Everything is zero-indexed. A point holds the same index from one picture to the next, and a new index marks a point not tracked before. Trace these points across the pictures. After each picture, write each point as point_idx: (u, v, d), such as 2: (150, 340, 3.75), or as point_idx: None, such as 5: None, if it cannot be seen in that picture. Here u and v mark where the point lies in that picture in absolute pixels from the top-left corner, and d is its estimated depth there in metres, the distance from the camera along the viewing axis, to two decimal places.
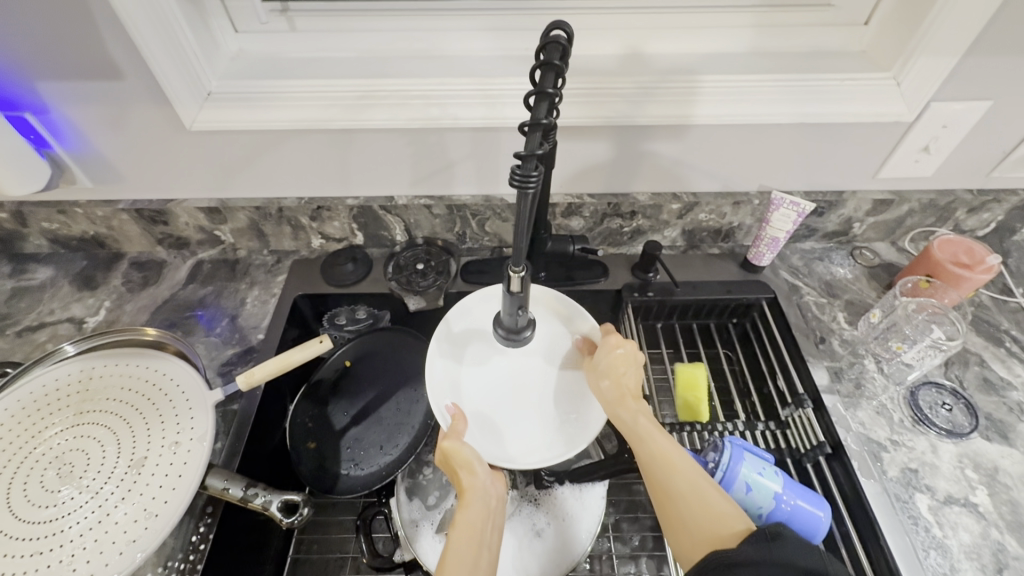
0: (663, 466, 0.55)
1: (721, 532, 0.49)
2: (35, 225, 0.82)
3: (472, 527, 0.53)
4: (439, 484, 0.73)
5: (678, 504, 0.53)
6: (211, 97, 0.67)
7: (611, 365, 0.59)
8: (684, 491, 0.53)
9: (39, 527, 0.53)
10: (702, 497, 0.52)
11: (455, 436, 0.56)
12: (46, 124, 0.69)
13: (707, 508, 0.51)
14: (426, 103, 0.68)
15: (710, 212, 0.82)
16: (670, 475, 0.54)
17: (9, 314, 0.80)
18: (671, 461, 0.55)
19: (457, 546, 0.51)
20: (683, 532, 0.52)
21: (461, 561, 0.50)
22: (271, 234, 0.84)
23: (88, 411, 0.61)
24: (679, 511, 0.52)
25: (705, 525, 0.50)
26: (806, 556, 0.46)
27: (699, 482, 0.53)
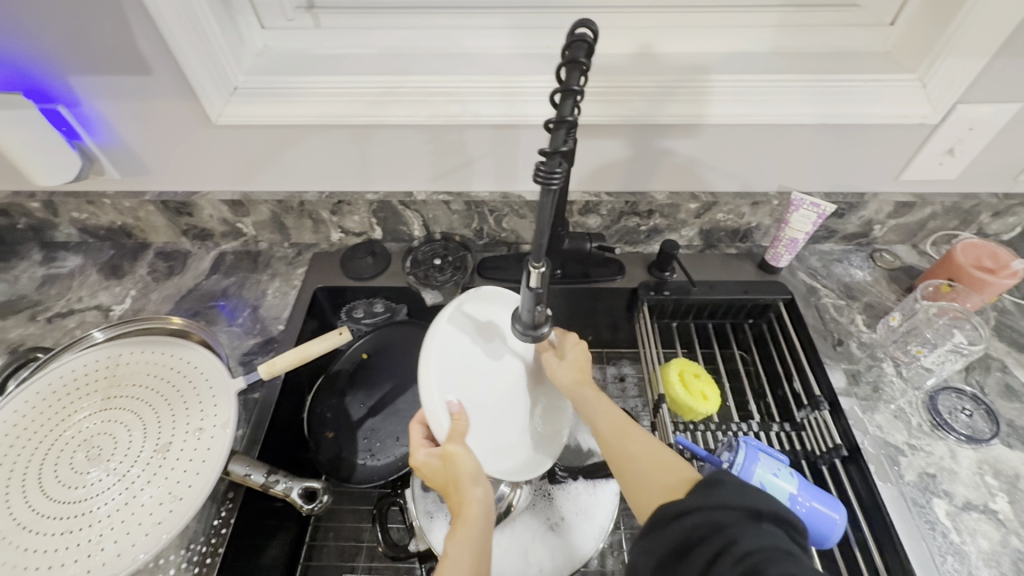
0: (621, 435, 0.59)
1: (677, 482, 0.52)
2: (65, 215, 0.84)
3: (472, 542, 0.52)
4: None
5: (637, 465, 0.56)
6: (238, 92, 0.69)
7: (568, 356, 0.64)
8: (640, 453, 0.57)
9: (70, 507, 0.55)
10: (654, 455, 0.56)
11: (458, 447, 0.53)
12: (78, 117, 0.71)
13: (661, 463, 0.55)
14: (447, 99, 0.69)
15: (728, 212, 0.82)
16: (624, 441, 0.58)
17: (40, 301, 0.82)
18: (627, 429, 0.59)
19: (455, 563, 0.50)
20: (642, 489, 0.54)
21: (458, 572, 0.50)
22: (292, 228, 0.86)
23: (115, 396, 0.62)
24: (638, 472, 0.55)
25: (663, 479, 0.53)
26: (739, 496, 0.46)
27: (654, 446, 0.57)
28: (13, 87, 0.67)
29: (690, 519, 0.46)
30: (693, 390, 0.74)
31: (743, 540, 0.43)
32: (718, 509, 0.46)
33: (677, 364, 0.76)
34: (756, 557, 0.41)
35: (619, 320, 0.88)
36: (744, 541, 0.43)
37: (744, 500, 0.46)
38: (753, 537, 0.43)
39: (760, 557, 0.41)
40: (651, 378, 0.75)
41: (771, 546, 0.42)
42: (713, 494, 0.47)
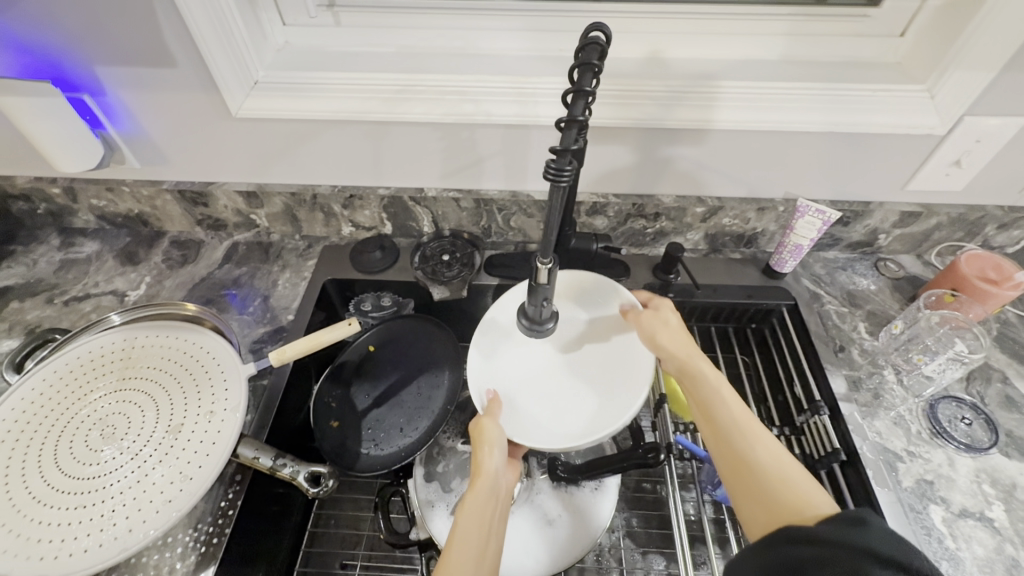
0: (741, 435, 0.54)
1: (806, 507, 0.48)
2: (85, 201, 0.86)
3: (482, 513, 0.54)
4: (458, 471, 0.75)
5: (758, 474, 0.51)
6: (257, 86, 0.70)
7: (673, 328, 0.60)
8: (764, 459, 0.52)
9: (83, 483, 0.56)
10: (786, 472, 0.51)
11: (490, 419, 0.58)
12: (102, 106, 0.73)
13: (791, 481, 0.50)
14: (461, 98, 0.70)
15: (734, 217, 0.83)
16: (747, 443, 0.53)
17: (57, 284, 0.84)
18: (750, 427, 0.54)
19: (464, 530, 0.52)
20: (766, 504, 0.49)
21: (467, 543, 0.51)
22: (304, 220, 0.87)
23: (130, 377, 0.64)
24: (761, 481, 0.51)
25: (791, 497, 0.49)
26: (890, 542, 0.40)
27: (779, 454, 0.53)
28: (40, 75, 0.69)
29: (822, 548, 0.42)
30: None
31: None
32: (855, 548, 0.40)
33: None
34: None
35: None
36: None
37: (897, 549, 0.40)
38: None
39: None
40: (657, 376, 0.77)
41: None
42: (854, 530, 0.42)
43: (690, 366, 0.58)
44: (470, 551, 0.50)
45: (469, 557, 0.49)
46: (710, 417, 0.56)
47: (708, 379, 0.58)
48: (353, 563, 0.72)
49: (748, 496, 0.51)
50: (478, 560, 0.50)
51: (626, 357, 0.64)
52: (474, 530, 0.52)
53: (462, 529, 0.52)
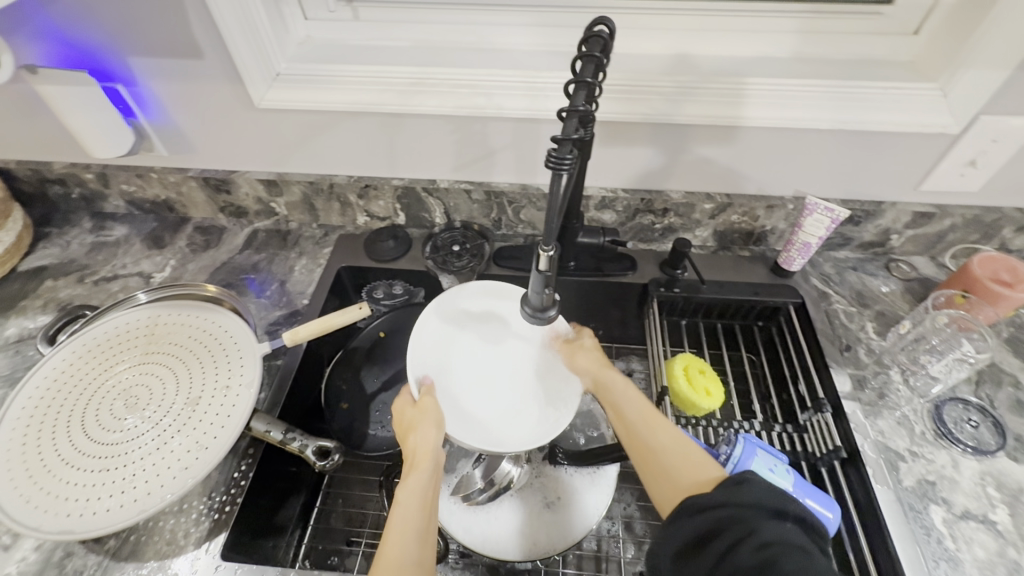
0: (647, 426, 0.59)
1: (703, 478, 0.53)
2: (116, 186, 0.91)
3: (422, 497, 0.55)
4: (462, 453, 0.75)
5: (662, 458, 0.56)
6: (279, 78, 0.73)
7: (587, 348, 0.64)
8: (666, 443, 0.57)
9: (107, 448, 0.60)
10: (683, 450, 0.56)
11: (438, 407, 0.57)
12: (134, 95, 0.77)
13: (688, 457, 0.55)
14: (473, 92, 0.72)
15: (743, 214, 0.83)
16: (650, 430, 0.59)
17: (89, 265, 0.89)
18: (655, 421, 0.60)
19: (408, 513, 0.53)
20: (670, 484, 0.54)
21: (407, 529, 0.52)
22: (321, 209, 0.90)
23: (153, 352, 0.68)
24: (664, 464, 0.56)
25: (691, 473, 0.54)
26: (768, 495, 0.47)
27: (679, 437, 0.58)
28: (80, 66, 0.73)
29: (713, 513, 0.47)
30: (697, 385, 0.75)
31: (762, 531, 0.44)
32: (743, 507, 0.46)
33: (681, 356, 0.77)
34: (772, 548, 0.42)
35: (629, 315, 0.90)
36: (762, 532, 0.44)
37: (772, 501, 0.47)
38: (776, 532, 0.44)
39: (780, 546, 0.42)
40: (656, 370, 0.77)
41: (790, 539, 0.43)
42: (738, 492, 0.48)
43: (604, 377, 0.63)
44: (415, 533, 0.52)
45: (414, 541, 0.51)
46: (621, 415, 0.61)
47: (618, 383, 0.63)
48: (358, 540, 0.74)
49: (657, 481, 0.56)
50: (421, 539, 0.52)
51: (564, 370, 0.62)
52: (417, 512, 0.54)
53: (405, 511, 0.53)
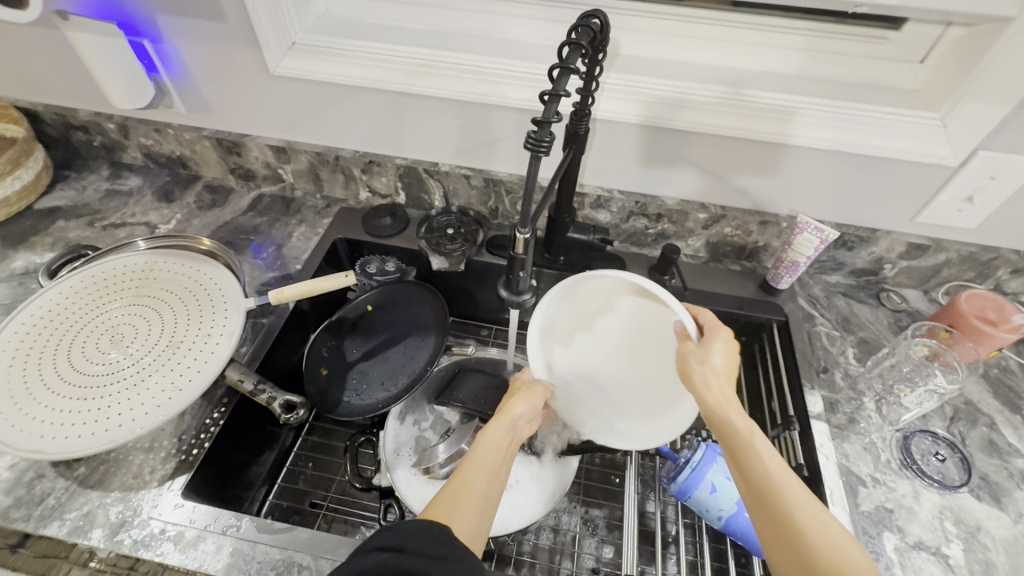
0: (776, 488, 0.49)
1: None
2: (135, 139, 0.95)
3: (497, 446, 0.60)
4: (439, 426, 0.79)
5: (796, 534, 0.46)
6: (295, 47, 0.76)
7: (712, 365, 0.55)
8: (802, 516, 0.47)
9: (89, 379, 0.62)
10: (825, 529, 0.46)
11: (544, 390, 0.68)
12: (159, 52, 0.81)
13: (833, 546, 0.45)
14: (478, 78, 0.74)
15: (736, 227, 0.83)
16: (782, 492, 0.49)
17: (101, 210, 0.93)
18: (789, 494, 0.49)
19: (481, 456, 0.57)
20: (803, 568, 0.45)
21: (481, 466, 0.56)
22: (326, 180, 0.93)
23: (145, 294, 0.70)
24: (802, 543, 0.46)
25: (832, 562, 0.44)
26: None
27: (825, 523, 0.47)
28: (110, 18, 0.77)
29: None
30: None
31: None
32: None
33: None
34: None
35: None
36: None
37: None
38: None
39: None
40: None
41: None
42: None
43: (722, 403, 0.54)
44: (485, 472, 0.56)
45: (487, 475, 0.55)
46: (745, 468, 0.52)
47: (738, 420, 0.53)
48: (322, 504, 0.75)
49: (787, 559, 0.46)
50: (491, 479, 0.56)
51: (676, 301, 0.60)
52: (492, 455, 0.58)
53: (484, 452, 0.58)
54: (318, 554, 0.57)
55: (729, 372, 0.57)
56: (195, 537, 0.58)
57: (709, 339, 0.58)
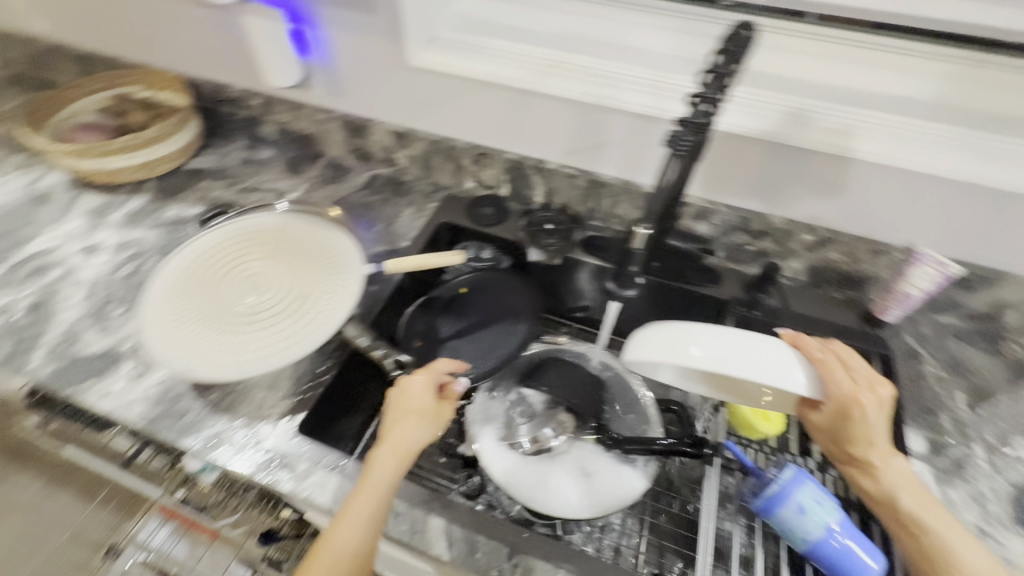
0: (935, 560, 0.54)
1: None
2: (274, 115, 1.05)
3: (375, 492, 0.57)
4: (525, 409, 0.75)
5: None
6: (433, 41, 0.82)
7: (844, 437, 0.60)
8: None
9: (230, 318, 0.70)
10: None
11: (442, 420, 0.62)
12: (312, 38, 0.90)
13: None
14: (602, 82, 0.77)
15: (843, 253, 0.82)
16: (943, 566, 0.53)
17: (239, 175, 1.04)
18: (948, 561, 0.53)
19: (356, 504, 0.56)
20: None
21: (355, 521, 0.55)
22: (437, 167, 0.99)
23: (278, 249, 0.78)
24: None
25: None
26: None
27: None
28: None
29: None
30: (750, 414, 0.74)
31: None
32: None
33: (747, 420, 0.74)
34: None
35: None
36: None
37: None
38: None
39: None
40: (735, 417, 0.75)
41: None
42: None
43: (863, 474, 0.60)
44: (354, 532, 0.55)
45: (355, 533, 0.55)
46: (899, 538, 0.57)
47: (883, 492, 0.58)
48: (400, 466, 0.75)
49: None
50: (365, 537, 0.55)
51: (761, 346, 0.57)
52: (376, 502, 0.56)
53: (362, 499, 0.57)
54: (412, 504, 0.61)
55: (870, 439, 0.59)
56: (306, 471, 0.63)
57: (846, 412, 0.59)
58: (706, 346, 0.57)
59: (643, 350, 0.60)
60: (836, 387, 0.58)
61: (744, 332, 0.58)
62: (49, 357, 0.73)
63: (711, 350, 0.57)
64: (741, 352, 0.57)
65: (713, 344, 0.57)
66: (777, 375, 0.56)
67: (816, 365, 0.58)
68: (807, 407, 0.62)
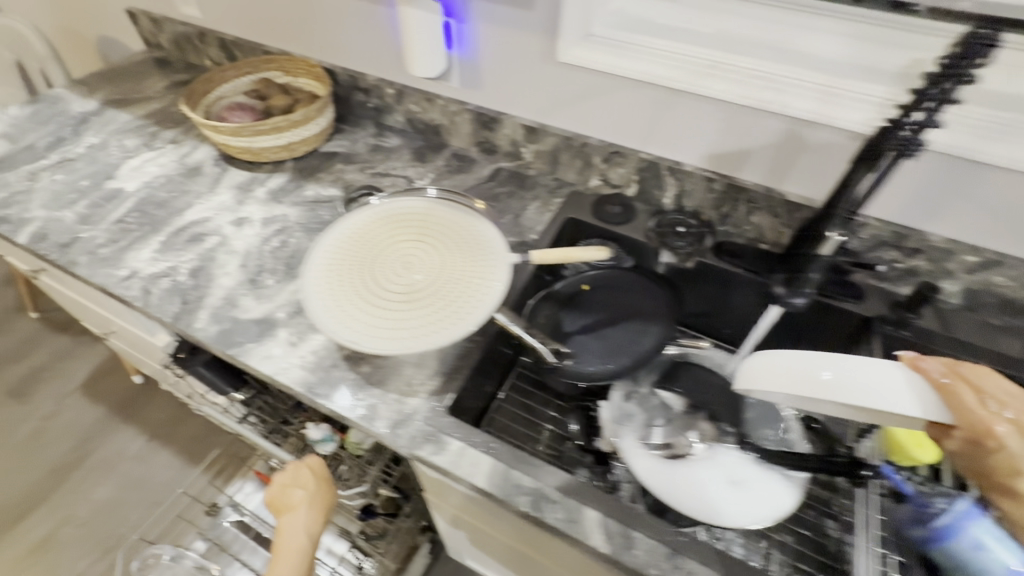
0: None
1: None
2: (405, 105, 1.09)
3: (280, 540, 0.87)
4: (660, 412, 0.75)
5: None
6: (588, 37, 0.82)
7: (986, 466, 0.53)
8: None
9: (387, 295, 0.72)
10: None
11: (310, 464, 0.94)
12: (459, 32, 0.93)
13: None
14: (765, 84, 0.75)
15: (1010, 277, 0.76)
16: None
17: (370, 160, 1.08)
18: None
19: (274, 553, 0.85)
20: None
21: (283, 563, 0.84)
22: (564, 164, 1.00)
23: (426, 233, 0.80)
24: None
25: None
26: None
27: None
28: None
29: None
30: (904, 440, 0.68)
31: None
32: None
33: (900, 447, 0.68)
34: None
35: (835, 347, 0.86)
36: None
37: None
38: None
39: None
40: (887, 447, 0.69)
41: None
42: None
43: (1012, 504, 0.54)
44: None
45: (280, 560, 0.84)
46: None
47: None
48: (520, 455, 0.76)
49: None
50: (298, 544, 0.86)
51: (895, 373, 0.52)
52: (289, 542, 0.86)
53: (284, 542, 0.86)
54: (567, 493, 0.61)
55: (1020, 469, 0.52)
56: (459, 449, 0.65)
57: (979, 442, 0.52)
58: (834, 371, 0.53)
59: (763, 381, 0.57)
60: (963, 417, 0.51)
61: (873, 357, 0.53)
62: (213, 318, 0.78)
63: (842, 374, 0.53)
64: (876, 377, 0.52)
65: (840, 373, 0.53)
66: (922, 405, 0.51)
67: (936, 394, 0.51)
68: (936, 432, 0.55)
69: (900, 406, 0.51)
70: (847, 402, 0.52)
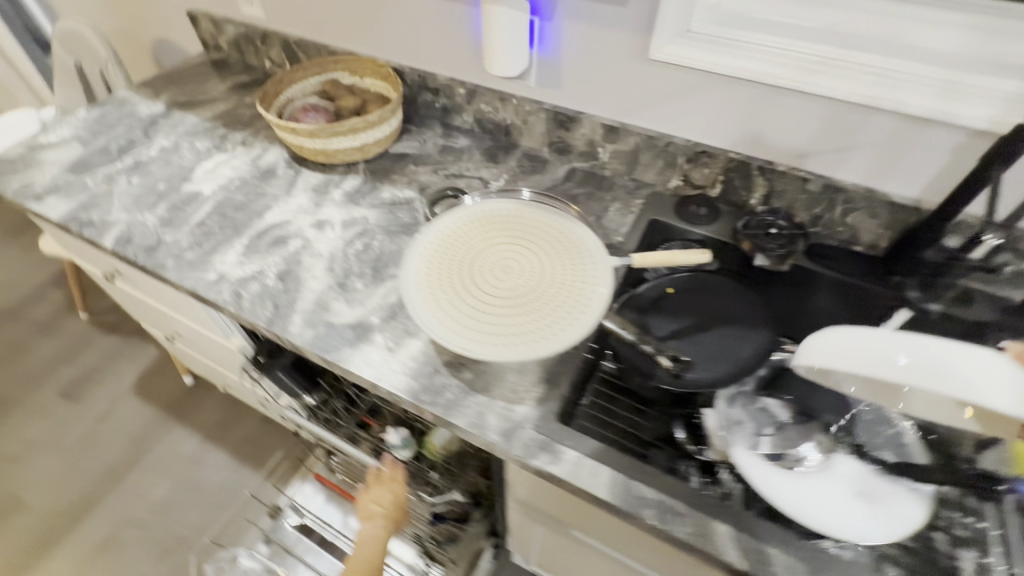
0: None
1: None
2: (476, 105, 1.07)
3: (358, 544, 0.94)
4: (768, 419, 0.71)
5: None
6: (687, 34, 0.80)
7: None
8: None
9: (490, 300, 0.71)
10: None
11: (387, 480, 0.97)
12: (542, 29, 0.91)
13: None
14: (879, 80, 0.72)
15: None
16: None
17: (442, 161, 1.06)
18: None
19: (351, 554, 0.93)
20: None
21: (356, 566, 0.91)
22: (643, 164, 0.98)
23: (520, 236, 0.79)
24: None
25: None
26: None
27: None
28: None
29: None
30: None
31: None
32: None
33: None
34: None
35: None
36: None
37: None
38: None
39: None
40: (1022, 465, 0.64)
41: None
42: None
43: None
44: None
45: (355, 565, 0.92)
46: None
47: None
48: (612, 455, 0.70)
49: None
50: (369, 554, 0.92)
51: (992, 362, 0.45)
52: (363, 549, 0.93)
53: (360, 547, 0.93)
54: None
55: None
56: (576, 459, 0.64)
57: None
58: (912, 354, 0.47)
59: (827, 355, 0.52)
60: None
61: (965, 344, 0.47)
62: (308, 323, 0.77)
63: (921, 358, 0.47)
64: (967, 364, 0.46)
65: (920, 354, 0.47)
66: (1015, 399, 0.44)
67: None
68: None
69: (988, 397, 0.44)
70: (925, 388, 0.46)
